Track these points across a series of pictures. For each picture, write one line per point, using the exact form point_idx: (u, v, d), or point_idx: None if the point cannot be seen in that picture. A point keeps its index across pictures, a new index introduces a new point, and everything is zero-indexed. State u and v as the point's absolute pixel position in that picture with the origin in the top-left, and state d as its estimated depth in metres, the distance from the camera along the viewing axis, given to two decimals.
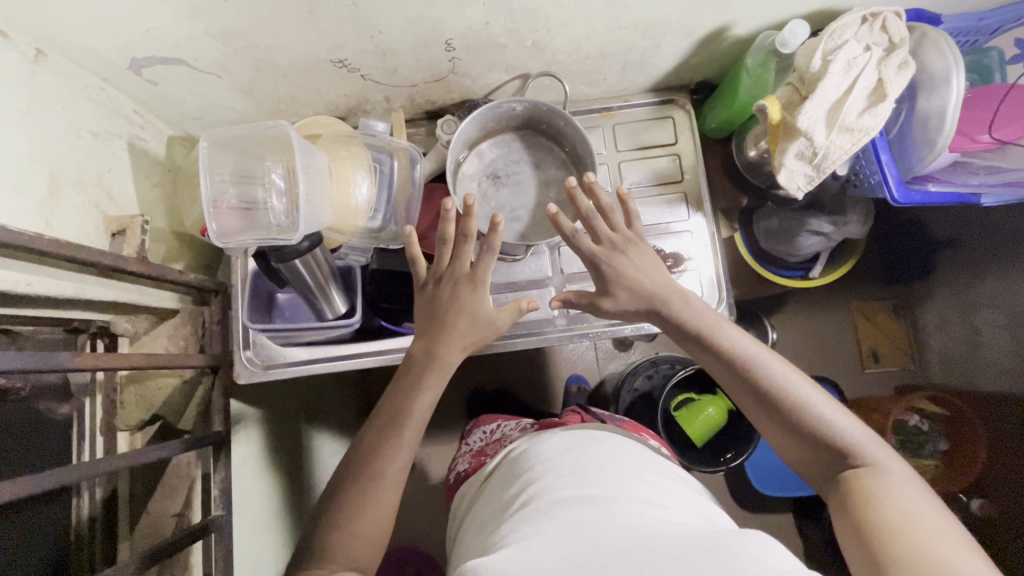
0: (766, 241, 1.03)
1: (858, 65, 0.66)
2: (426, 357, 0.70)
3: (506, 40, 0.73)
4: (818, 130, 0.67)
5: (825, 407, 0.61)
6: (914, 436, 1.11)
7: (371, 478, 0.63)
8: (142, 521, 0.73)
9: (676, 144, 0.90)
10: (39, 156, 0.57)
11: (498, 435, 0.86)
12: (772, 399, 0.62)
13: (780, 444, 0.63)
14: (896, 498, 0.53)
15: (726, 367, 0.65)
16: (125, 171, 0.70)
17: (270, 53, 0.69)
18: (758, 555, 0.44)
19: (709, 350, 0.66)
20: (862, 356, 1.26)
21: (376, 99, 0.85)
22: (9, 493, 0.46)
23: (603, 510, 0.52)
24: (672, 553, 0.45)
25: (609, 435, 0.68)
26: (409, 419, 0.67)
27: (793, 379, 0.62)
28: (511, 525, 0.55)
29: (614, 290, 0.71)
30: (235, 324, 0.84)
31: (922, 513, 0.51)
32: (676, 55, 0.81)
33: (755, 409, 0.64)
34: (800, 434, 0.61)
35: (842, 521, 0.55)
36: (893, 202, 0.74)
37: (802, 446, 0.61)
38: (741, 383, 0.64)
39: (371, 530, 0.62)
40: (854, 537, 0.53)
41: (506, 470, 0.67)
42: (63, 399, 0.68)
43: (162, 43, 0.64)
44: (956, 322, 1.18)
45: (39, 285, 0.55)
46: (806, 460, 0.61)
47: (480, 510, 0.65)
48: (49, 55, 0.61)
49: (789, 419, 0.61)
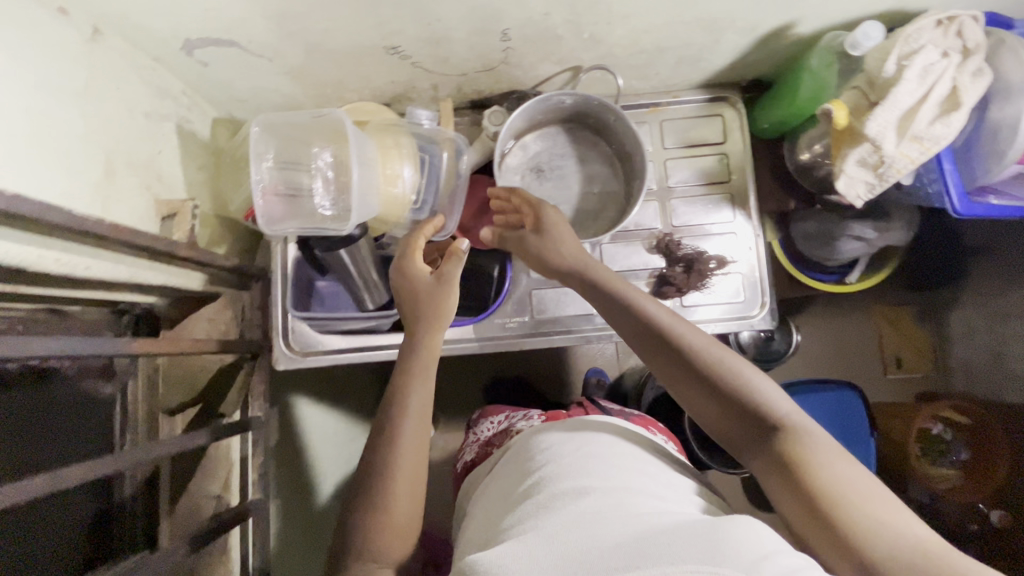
0: (803, 246, 0.99)
1: (935, 72, 0.62)
2: (413, 366, 0.67)
3: (564, 31, 0.70)
4: (888, 137, 0.64)
5: (739, 364, 0.58)
6: (934, 443, 1.12)
7: (387, 476, 0.59)
8: (182, 495, 0.76)
9: (724, 143, 0.88)
10: (96, 139, 0.57)
11: (506, 425, 0.85)
12: (687, 359, 0.60)
13: (698, 409, 0.59)
14: (820, 455, 0.50)
15: (642, 330, 0.64)
16: (174, 154, 0.70)
17: (324, 37, 0.67)
18: (748, 538, 0.44)
19: (627, 314, 0.65)
20: (884, 362, 1.28)
21: (422, 87, 0.82)
22: (76, 477, 0.46)
23: (600, 501, 0.51)
24: (667, 538, 0.44)
25: (595, 426, 0.67)
26: (406, 416, 0.63)
27: (703, 339, 0.61)
28: (514, 519, 0.53)
29: (549, 232, 0.74)
30: (275, 310, 0.83)
31: (847, 470, 0.49)
32: (735, 51, 0.78)
33: (671, 371, 0.61)
34: (718, 395, 0.57)
35: (776, 487, 0.52)
36: (952, 213, 0.72)
37: (720, 409, 0.57)
38: (658, 346, 0.62)
39: (386, 531, 0.57)
40: (797, 503, 0.49)
41: (515, 456, 0.68)
42: (105, 378, 0.70)
43: (216, 24, 0.62)
44: (982, 330, 1.15)
45: (96, 269, 0.55)
46: (725, 423, 0.57)
47: (490, 495, 0.65)
48: (105, 33, 0.59)
49: (705, 380, 0.58)
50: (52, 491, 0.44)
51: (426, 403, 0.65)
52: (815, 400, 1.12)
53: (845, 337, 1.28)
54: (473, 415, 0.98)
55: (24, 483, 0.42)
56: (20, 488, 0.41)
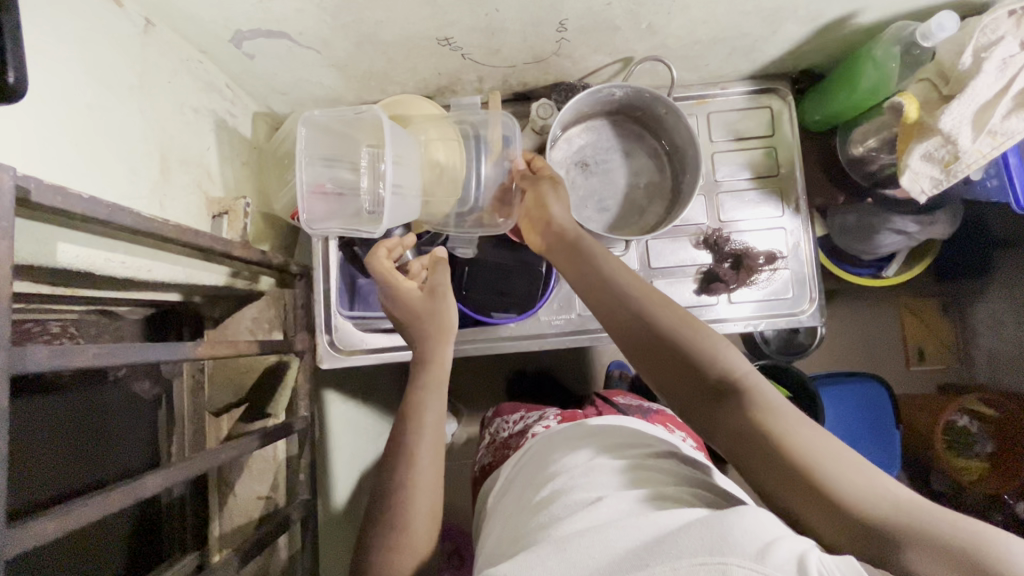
0: (841, 238, 0.97)
1: (1015, 64, 0.60)
2: (424, 382, 0.65)
3: (622, 22, 0.68)
4: (963, 132, 0.62)
5: (699, 329, 0.55)
6: (960, 436, 1.08)
7: (405, 485, 0.59)
8: (230, 502, 0.76)
9: (773, 136, 0.86)
10: (150, 135, 0.55)
11: (521, 426, 0.79)
12: (649, 322, 0.56)
13: (658, 378, 0.55)
14: (791, 423, 0.47)
15: (605, 294, 0.60)
16: (220, 150, 0.68)
17: (377, 28, 0.65)
18: (758, 527, 0.39)
19: (592, 277, 0.61)
20: (907, 354, 1.26)
21: (468, 79, 0.80)
22: (155, 485, 0.45)
23: (613, 510, 0.48)
24: (672, 535, 0.41)
25: (606, 426, 0.63)
26: (421, 436, 0.61)
27: (664, 303, 0.57)
28: (533, 531, 0.50)
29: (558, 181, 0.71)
30: (318, 308, 0.81)
31: (818, 436, 0.47)
32: (791, 41, 0.76)
33: (632, 337, 0.57)
34: (681, 362, 0.53)
35: (751, 462, 0.48)
36: (1015, 208, 0.72)
37: (682, 378, 0.53)
38: (620, 308, 0.58)
39: (409, 541, 0.57)
40: (776, 475, 0.46)
41: (531, 463, 0.63)
42: (153, 381, 0.72)
43: (270, 16, 0.59)
44: (1010, 322, 1.13)
45: (158, 270, 0.53)
46: (686, 394, 0.53)
47: (509, 496, 0.61)
48: (156, 24, 0.57)
49: (669, 346, 0.54)
50: (136, 500, 0.43)
51: (440, 416, 0.64)
52: (842, 392, 1.11)
53: (871, 329, 1.27)
54: (487, 414, 0.94)
55: (107, 494, 0.41)
56: (100, 502, 0.40)
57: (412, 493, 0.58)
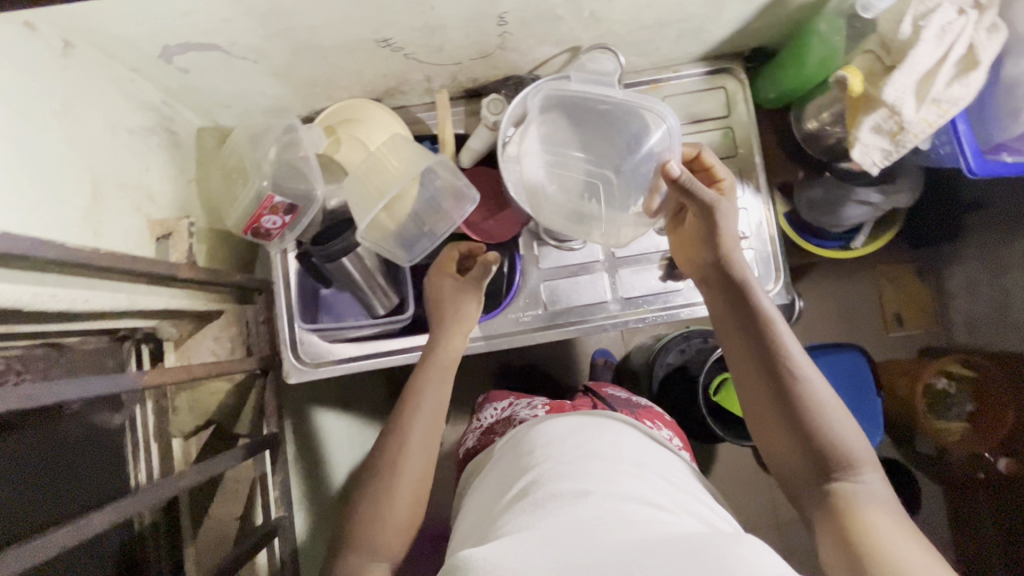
0: (808, 213, 0.96)
1: (952, 31, 0.60)
2: (434, 364, 0.67)
3: (563, 11, 0.67)
4: (907, 102, 0.63)
5: (832, 405, 0.56)
6: (937, 397, 1.08)
7: (377, 499, 0.58)
8: (204, 526, 0.74)
9: (728, 116, 0.86)
10: (79, 160, 0.53)
11: (509, 412, 0.78)
12: (782, 380, 0.58)
13: (768, 428, 0.59)
14: (876, 512, 0.51)
15: (747, 341, 0.61)
16: (161, 169, 0.66)
17: (312, 34, 0.63)
18: (749, 557, 0.39)
19: (734, 323, 0.63)
20: (885, 320, 1.26)
21: (415, 79, 0.79)
22: (107, 520, 0.45)
23: (599, 504, 0.46)
24: (660, 546, 0.40)
25: (615, 421, 0.62)
26: (406, 442, 0.61)
27: (810, 371, 0.58)
28: (510, 518, 0.48)
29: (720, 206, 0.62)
30: (281, 322, 0.80)
31: (898, 532, 0.49)
32: (737, 20, 0.76)
33: (760, 387, 0.60)
34: (796, 425, 0.57)
35: (822, 523, 0.53)
36: (967, 172, 0.72)
37: (790, 437, 0.57)
38: (757, 358, 0.60)
39: (385, 546, 0.57)
40: (834, 532, 0.51)
41: (514, 447, 0.62)
42: (115, 409, 0.68)
43: (197, 29, 0.58)
44: (984, 284, 1.13)
45: (97, 300, 0.51)
46: (791, 451, 0.57)
47: (485, 484, 0.60)
48: (77, 45, 0.55)
49: (791, 407, 0.57)
50: (82, 539, 0.43)
51: (437, 413, 0.64)
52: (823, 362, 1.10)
53: (846, 299, 1.27)
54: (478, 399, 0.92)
55: (46, 537, 0.40)
56: (44, 543, 0.40)
57: (393, 505, 0.58)
